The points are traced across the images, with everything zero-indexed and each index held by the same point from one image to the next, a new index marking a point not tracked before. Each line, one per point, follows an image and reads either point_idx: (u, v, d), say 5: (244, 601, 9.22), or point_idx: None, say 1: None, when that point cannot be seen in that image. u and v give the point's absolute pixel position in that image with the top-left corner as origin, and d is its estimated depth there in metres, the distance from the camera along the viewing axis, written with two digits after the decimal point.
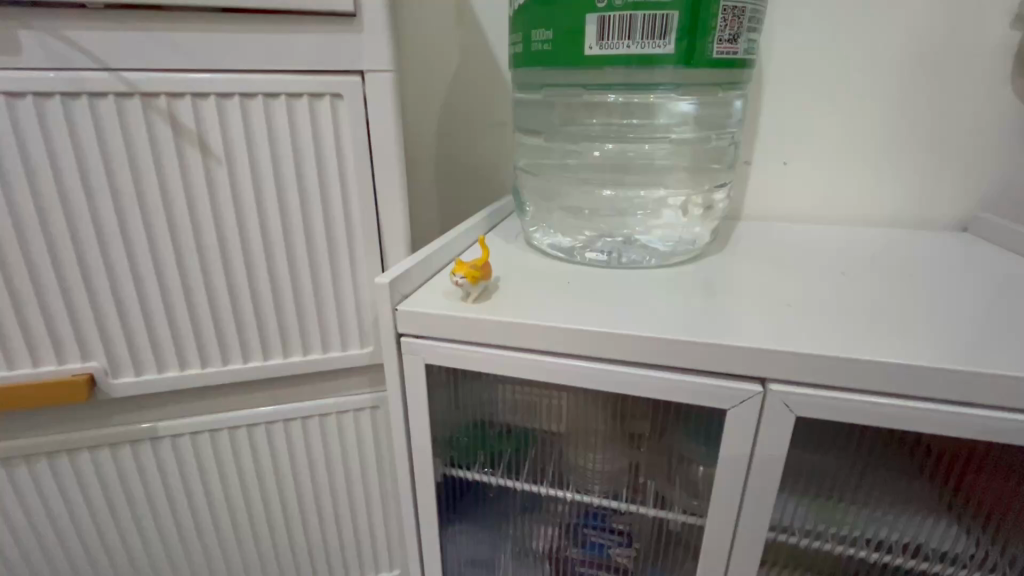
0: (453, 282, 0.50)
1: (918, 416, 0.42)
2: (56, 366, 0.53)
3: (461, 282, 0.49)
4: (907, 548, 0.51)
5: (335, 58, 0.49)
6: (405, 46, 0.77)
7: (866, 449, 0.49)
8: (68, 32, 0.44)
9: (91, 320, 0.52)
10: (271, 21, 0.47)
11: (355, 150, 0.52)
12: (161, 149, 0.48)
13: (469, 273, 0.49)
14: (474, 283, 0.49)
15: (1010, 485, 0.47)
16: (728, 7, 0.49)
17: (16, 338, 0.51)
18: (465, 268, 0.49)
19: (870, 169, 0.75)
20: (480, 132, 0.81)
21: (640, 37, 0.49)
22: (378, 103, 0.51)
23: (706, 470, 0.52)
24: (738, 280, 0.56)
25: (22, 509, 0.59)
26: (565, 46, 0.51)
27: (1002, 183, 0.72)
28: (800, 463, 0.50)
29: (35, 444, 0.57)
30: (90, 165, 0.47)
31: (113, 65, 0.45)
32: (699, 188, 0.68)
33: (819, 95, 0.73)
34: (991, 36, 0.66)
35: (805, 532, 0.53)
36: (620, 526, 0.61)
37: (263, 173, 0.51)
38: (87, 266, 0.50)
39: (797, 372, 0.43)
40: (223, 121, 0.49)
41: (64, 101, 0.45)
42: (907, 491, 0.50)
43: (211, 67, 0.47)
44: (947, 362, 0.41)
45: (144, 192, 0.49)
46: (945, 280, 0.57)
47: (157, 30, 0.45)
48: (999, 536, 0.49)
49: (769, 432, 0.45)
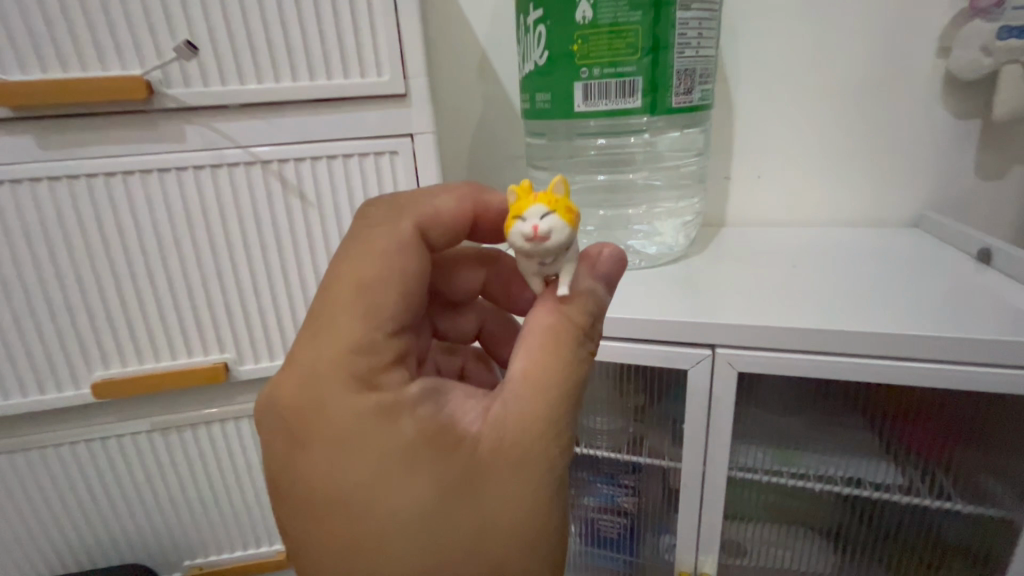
0: (539, 227, 0.31)
1: (827, 365, 0.57)
2: (206, 355, 0.74)
3: (555, 231, 0.31)
4: (848, 480, 0.66)
5: (394, 126, 0.67)
6: (440, 100, 0.96)
7: (805, 401, 0.70)
8: (214, 124, 0.64)
9: (226, 322, 0.72)
10: (347, 104, 0.65)
11: (408, 190, 0.70)
12: (274, 198, 0.68)
13: (564, 214, 0.32)
14: (572, 239, 0.33)
15: (915, 424, 0.65)
16: (681, 70, 0.66)
17: (178, 335, 0.72)
18: (563, 211, 0.32)
19: (832, 179, 0.88)
20: (503, 165, 0.99)
21: (614, 96, 0.66)
22: (424, 156, 0.68)
23: (681, 423, 0.68)
24: (708, 276, 0.71)
25: (173, 465, 0.80)
26: (560, 105, 0.69)
27: (947, 185, 0.84)
28: (755, 414, 0.70)
29: (185, 418, 0.78)
30: (228, 212, 0.68)
31: (243, 144, 0.65)
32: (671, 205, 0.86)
33: (782, 119, 0.87)
34: (920, 64, 0.80)
35: (765, 470, 0.69)
36: (627, 481, 0.79)
37: (342, 211, 0.69)
38: (224, 283, 0.71)
39: (738, 340, 0.58)
40: (314, 176, 0.68)
41: (213, 171, 0.66)
42: (842, 436, 0.69)
43: (307, 140, 0.66)
44: (846, 325, 0.56)
45: (262, 229, 0.69)
46: (882, 270, 0.71)
47: (272, 117, 0.65)
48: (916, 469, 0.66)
49: (721, 387, 0.60)
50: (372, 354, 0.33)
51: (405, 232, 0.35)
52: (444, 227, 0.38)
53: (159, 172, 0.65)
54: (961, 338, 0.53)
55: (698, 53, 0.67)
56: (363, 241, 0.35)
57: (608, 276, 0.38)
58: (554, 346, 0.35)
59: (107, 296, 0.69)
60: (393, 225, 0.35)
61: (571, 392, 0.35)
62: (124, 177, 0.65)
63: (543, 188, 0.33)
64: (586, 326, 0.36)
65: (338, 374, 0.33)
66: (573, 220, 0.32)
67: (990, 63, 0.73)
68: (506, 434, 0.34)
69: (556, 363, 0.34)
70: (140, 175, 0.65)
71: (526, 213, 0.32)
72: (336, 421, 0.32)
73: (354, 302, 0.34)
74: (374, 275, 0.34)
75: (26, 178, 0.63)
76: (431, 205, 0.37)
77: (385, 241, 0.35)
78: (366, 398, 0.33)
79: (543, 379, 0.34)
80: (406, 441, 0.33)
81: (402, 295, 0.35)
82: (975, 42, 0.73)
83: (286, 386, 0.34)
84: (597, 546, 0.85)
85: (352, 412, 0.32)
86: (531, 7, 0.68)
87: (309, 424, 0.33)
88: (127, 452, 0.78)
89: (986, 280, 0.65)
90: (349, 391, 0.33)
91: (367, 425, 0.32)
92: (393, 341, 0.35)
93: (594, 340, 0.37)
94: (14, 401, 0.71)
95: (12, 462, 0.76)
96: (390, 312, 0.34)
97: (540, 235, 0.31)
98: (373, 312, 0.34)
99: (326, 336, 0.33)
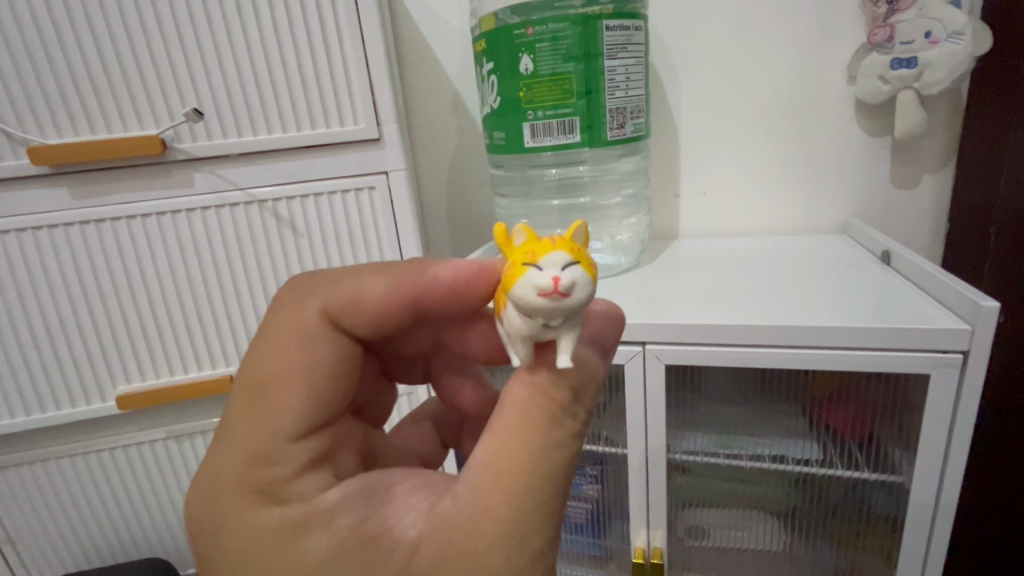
0: (571, 273, 0.32)
1: (741, 356, 0.66)
2: (214, 368, 0.84)
3: (582, 281, 0.32)
4: (774, 458, 0.77)
5: (371, 164, 0.78)
6: (416, 137, 1.09)
7: (744, 392, 0.82)
8: (218, 170, 0.76)
9: (231, 340, 0.83)
10: (329, 148, 0.77)
11: (384, 220, 0.80)
12: (270, 231, 0.79)
13: (585, 266, 0.33)
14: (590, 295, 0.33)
15: (840, 409, 0.75)
16: (613, 109, 0.77)
17: (189, 353, 0.83)
18: (587, 262, 0.33)
19: (767, 194, 0.99)
20: (475, 191, 1.10)
21: (557, 133, 0.77)
22: (397, 190, 0.79)
23: (619, 406, 0.82)
24: (649, 284, 0.82)
25: (186, 468, 0.90)
26: (513, 142, 0.80)
27: (867, 195, 0.94)
28: (701, 405, 0.82)
29: (197, 426, 0.88)
30: (230, 245, 0.79)
31: (243, 187, 0.77)
32: (615, 220, 1.04)
33: (720, 142, 0.97)
34: (834, 90, 0.91)
35: (703, 452, 0.81)
36: (593, 470, 0.88)
37: (329, 240, 0.80)
38: (229, 305, 0.82)
39: (663, 336, 0.68)
40: (302, 210, 0.79)
41: (217, 210, 0.77)
42: (777, 423, 0.80)
43: (296, 180, 0.77)
44: (753, 321, 0.66)
45: (259, 257, 0.80)
46: (801, 272, 0.81)
47: (266, 163, 0.76)
48: (835, 448, 0.76)
49: (653, 378, 0.71)
50: (277, 464, 0.37)
51: (315, 329, 0.41)
52: (365, 309, 0.42)
53: (172, 214, 0.77)
54: (854, 327, 0.61)
55: (627, 93, 0.78)
56: (275, 344, 0.40)
57: (597, 335, 0.40)
58: (520, 439, 0.35)
59: (128, 320, 0.80)
60: (300, 323, 0.40)
61: (530, 488, 0.34)
62: (143, 219, 0.76)
63: (557, 238, 0.34)
64: (563, 400, 0.36)
65: (244, 492, 0.36)
66: (591, 271, 0.33)
67: (887, 89, 0.84)
68: (438, 535, 0.35)
69: (509, 453, 0.35)
70: (156, 217, 0.76)
71: (545, 263, 0.32)
72: (245, 537, 0.35)
73: (258, 411, 0.38)
74: (283, 378, 0.39)
75: (61, 224, 0.74)
76: (342, 293, 0.42)
77: (295, 342, 0.40)
78: (277, 510, 0.36)
79: (502, 464, 0.35)
80: (320, 552, 0.34)
81: (308, 394, 0.39)
82: (873, 71, 0.84)
83: (198, 509, 0.37)
84: (568, 531, 0.94)
85: (262, 527, 0.35)
86: (484, 60, 0.80)
87: (218, 546, 0.36)
88: (145, 459, 0.89)
89: (887, 279, 0.75)
90: (259, 507, 0.36)
91: (283, 539, 0.35)
92: (298, 445, 0.38)
93: (575, 416, 0.36)
94: (50, 416, 0.81)
95: (50, 470, 0.86)
96: (296, 413, 0.39)
97: (564, 286, 0.31)
98: (272, 420, 0.38)
99: (231, 449, 0.37)
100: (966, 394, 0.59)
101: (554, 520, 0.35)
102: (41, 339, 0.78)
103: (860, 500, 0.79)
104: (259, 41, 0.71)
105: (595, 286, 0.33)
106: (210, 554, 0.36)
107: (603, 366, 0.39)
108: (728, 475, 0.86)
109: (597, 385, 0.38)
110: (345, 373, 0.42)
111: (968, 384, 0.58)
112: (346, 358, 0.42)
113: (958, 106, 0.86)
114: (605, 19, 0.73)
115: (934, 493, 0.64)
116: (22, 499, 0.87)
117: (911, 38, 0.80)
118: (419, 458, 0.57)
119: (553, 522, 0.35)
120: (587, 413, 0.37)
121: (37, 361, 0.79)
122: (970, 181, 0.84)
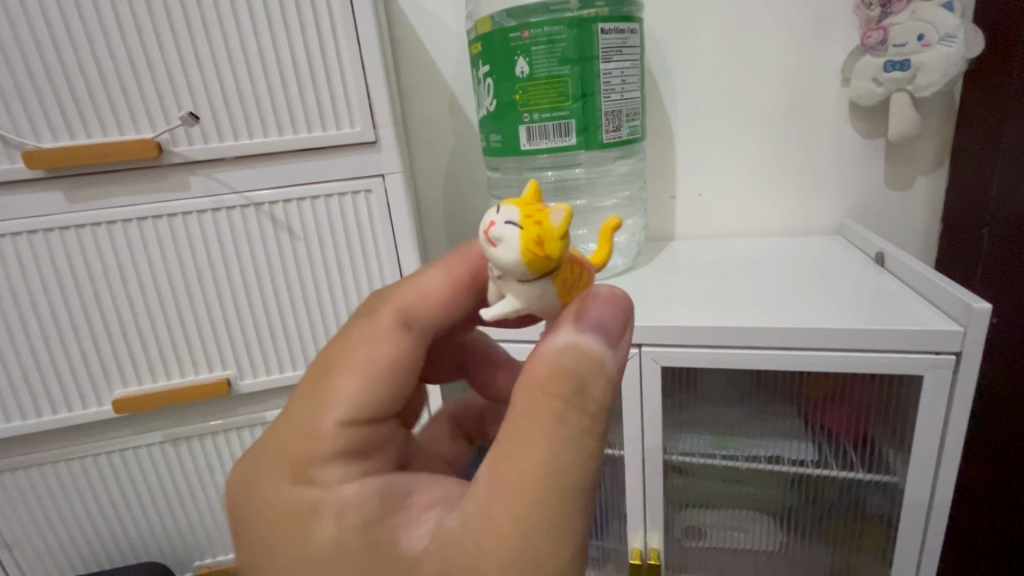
0: (505, 236, 0.33)
1: (736, 358, 0.67)
2: (210, 372, 0.84)
3: (508, 247, 0.33)
4: (773, 459, 0.78)
5: (367, 167, 0.78)
6: (413, 141, 1.09)
7: (743, 395, 0.82)
8: (215, 173, 0.76)
9: (228, 343, 0.83)
10: (325, 151, 0.77)
11: (381, 223, 0.80)
12: (266, 234, 0.79)
13: (525, 243, 0.33)
14: (521, 269, 0.34)
15: (835, 409, 0.75)
16: (609, 112, 0.77)
17: (185, 356, 0.83)
18: (532, 244, 0.33)
19: (762, 195, 0.99)
20: (471, 194, 1.10)
21: (553, 136, 0.77)
22: (394, 193, 0.79)
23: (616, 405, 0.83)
24: (645, 286, 0.82)
25: (183, 471, 0.90)
26: (510, 145, 0.80)
27: (861, 197, 0.95)
28: (701, 408, 0.83)
29: (194, 429, 0.88)
30: (226, 247, 0.79)
31: (239, 190, 0.77)
32: None
33: (715, 144, 0.98)
34: (829, 92, 0.91)
35: (701, 454, 0.82)
36: None
37: (325, 243, 0.80)
38: (225, 308, 0.81)
39: (660, 338, 0.69)
40: (298, 213, 0.79)
41: (213, 214, 0.77)
42: (779, 425, 0.80)
43: (292, 184, 0.77)
44: (748, 322, 0.66)
45: (255, 260, 0.80)
46: (795, 273, 0.81)
47: (263, 166, 0.76)
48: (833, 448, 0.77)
49: (650, 380, 0.71)
50: (316, 443, 0.38)
51: (385, 322, 0.42)
52: (433, 307, 0.43)
53: (168, 217, 0.76)
54: (847, 329, 0.62)
55: (623, 96, 0.78)
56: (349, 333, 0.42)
57: (598, 322, 0.37)
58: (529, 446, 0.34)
59: (124, 323, 0.80)
60: (377, 317, 0.42)
61: (536, 497, 0.34)
62: (139, 222, 0.76)
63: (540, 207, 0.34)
64: (566, 393, 0.35)
65: (286, 466, 0.38)
66: (528, 254, 0.33)
67: (881, 91, 0.85)
68: (441, 543, 0.35)
69: (513, 463, 0.34)
70: (153, 220, 0.76)
71: (504, 209, 0.35)
72: (270, 506, 0.38)
73: (317, 391, 0.40)
74: (343, 365, 0.41)
75: (56, 228, 0.74)
76: (413, 290, 0.43)
77: (365, 334, 0.42)
78: (299, 488, 0.37)
79: (506, 469, 0.35)
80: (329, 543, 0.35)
81: (364, 385, 0.40)
82: (867, 74, 0.85)
83: (245, 469, 0.41)
84: None
85: (286, 501, 0.37)
86: (481, 63, 0.80)
87: (252, 513, 0.39)
88: (142, 462, 0.89)
89: (880, 280, 0.75)
90: (290, 482, 0.38)
91: (301, 517, 0.36)
92: (341, 432, 0.39)
93: (583, 410, 0.35)
94: (46, 419, 0.81)
95: (45, 473, 0.86)
96: (348, 403, 0.39)
97: (492, 234, 0.34)
98: (325, 402, 0.39)
99: (289, 422, 0.40)
100: (959, 394, 0.59)
101: (568, 536, 0.34)
102: (37, 343, 0.78)
103: (856, 499, 0.79)
104: (254, 45, 0.71)
105: (519, 265, 0.34)
106: (243, 517, 0.39)
107: (608, 350, 0.37)
108: (726, 476, 0.86)
109: (607, 376, 0.37)
110: (405, 374, 0.42)
111: (961, 385, 0.59)
112: (413, 359, 0.42)
113: (951, 109, 0.87)
114: (601, 22, 0.74)
115: (928, 492, 0.64)
116: (17, 503, 0.86)
117: (904, 41, 0.81)
118: (445, 461, 0.57)
119: (569, 538, 0.34)
120: (598, 407, 0.36)
121: (32, 365, 0.79)
122: (962, 183, 0.85)
